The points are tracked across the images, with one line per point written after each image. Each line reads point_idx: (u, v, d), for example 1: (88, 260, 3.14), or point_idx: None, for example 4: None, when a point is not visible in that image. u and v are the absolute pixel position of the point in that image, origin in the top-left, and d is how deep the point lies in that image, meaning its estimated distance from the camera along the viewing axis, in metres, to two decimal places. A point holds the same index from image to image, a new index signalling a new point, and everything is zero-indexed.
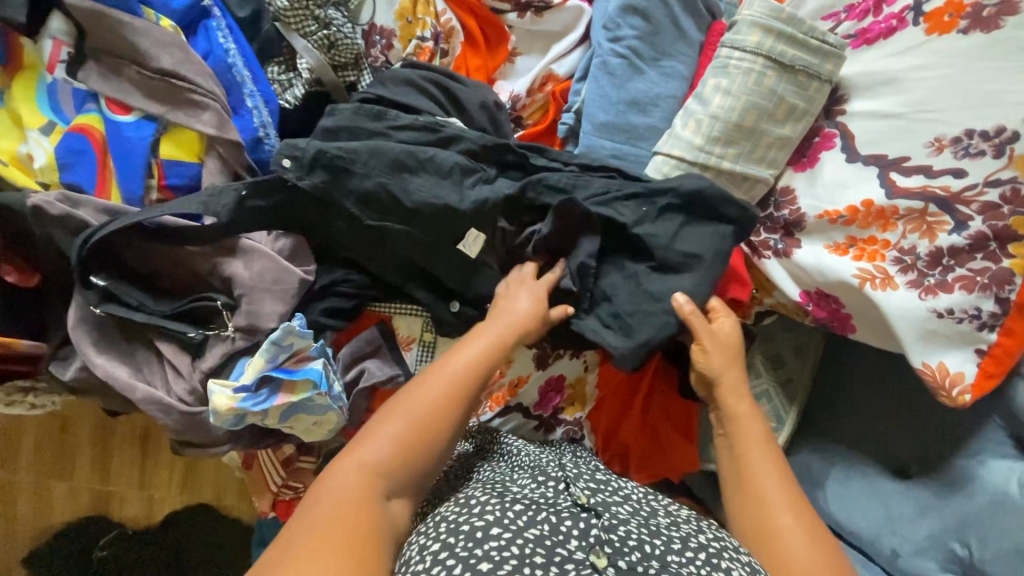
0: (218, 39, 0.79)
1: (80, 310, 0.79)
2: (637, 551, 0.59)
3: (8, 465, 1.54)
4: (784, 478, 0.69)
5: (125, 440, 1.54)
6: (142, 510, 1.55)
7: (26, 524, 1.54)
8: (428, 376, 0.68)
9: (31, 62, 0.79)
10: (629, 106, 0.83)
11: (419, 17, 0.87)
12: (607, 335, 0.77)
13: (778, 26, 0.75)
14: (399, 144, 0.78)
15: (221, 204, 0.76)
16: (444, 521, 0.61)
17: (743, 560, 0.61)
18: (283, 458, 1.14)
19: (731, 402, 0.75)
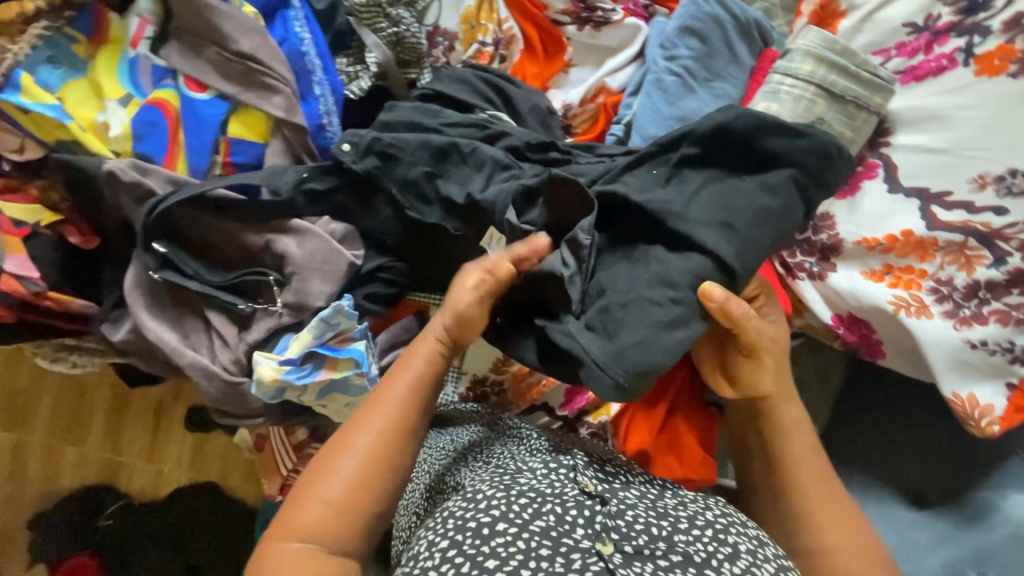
0: (295, 28, 0.82)
1: (137, 274, 0.83)
2: (643, 534, 0.61)
3: (23, 426, 1.56)
4: (826, 483, 0.72)
5: (140, 411, 1.57)
6: (149, 482, 1.57)
7: (32, 486, 1.55)
8: (374, 408, 0.69)
9: (116, 36, 0.84)
10: (679, 122, 0.86)
11: (482, 24, 0.91)
12: (585, 338, 0.65)
13: (831, 57, 0.78)
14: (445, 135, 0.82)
15: (283, 179, 0.81)
16: (451, 516, 0.63)
17: (751, 535, 0.66)
18: (297, 444, 1.14)
19: (778, 408, 0.75)
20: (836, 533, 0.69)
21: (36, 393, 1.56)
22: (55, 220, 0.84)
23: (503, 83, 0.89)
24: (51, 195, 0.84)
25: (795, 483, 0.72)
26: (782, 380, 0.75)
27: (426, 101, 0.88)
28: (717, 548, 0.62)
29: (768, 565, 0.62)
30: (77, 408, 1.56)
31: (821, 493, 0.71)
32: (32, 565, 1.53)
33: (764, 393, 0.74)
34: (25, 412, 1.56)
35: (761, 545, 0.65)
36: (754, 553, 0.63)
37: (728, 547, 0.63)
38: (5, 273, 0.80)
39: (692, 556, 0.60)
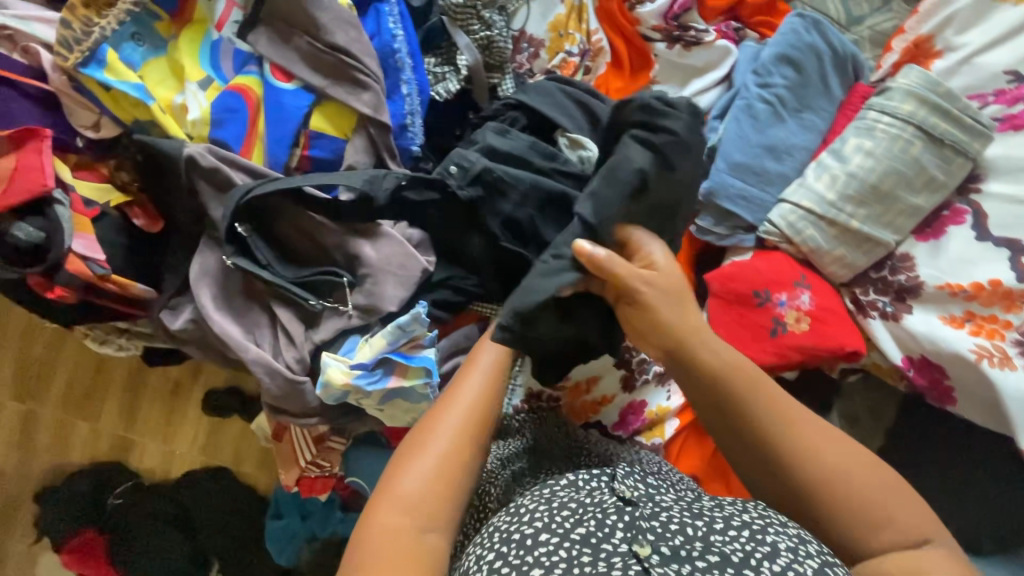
0: (388, 23, 0.80)
1: (207, 260, 0.81)
2: (679, 534, 0.54)
3: (33, 396, 1.42)
4: (791, 412, 0.65)
5: (156, 389, 1.42)
6: (160, 462, 1.43)
7: (39, 459, 1.43)
8: (448, 410, 0.69)
9: (200, 17, 0.81)
10: (766, 151, 0.86)
11: (570, 33, 0.90)
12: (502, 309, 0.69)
13: (934, 99, 0.78)
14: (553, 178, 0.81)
15: (382, 186, 0.78)
16: (497, 528, 0.59)
17: (791, 533, 0.57)
18: (317, 436, 1.11)
19: (697, 348, 0.66)
20: (831, 455, 0.63)
21: (48, 364, 1.42)
22: (123, 201, 0.81)
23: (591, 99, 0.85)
24: (121, 175, 0.80)
25: (771, 426, 0.64)
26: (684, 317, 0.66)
27: (508, 110, 0.85)
28: (755, 550, 0.53)
29: (812, 561, 0.53)
30: (92, 382, 1.42)
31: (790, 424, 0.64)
32: (39, 540, 1.42)
33: (687, 337, 0.65)
34: (37, 381, 1.42)
35: (806, 542, 0.56)
36: (796, 551, 0.54)
37: (768, 546, 0.54)
38: (71, 253, 0.75)
39: (729, 556, 0.52)
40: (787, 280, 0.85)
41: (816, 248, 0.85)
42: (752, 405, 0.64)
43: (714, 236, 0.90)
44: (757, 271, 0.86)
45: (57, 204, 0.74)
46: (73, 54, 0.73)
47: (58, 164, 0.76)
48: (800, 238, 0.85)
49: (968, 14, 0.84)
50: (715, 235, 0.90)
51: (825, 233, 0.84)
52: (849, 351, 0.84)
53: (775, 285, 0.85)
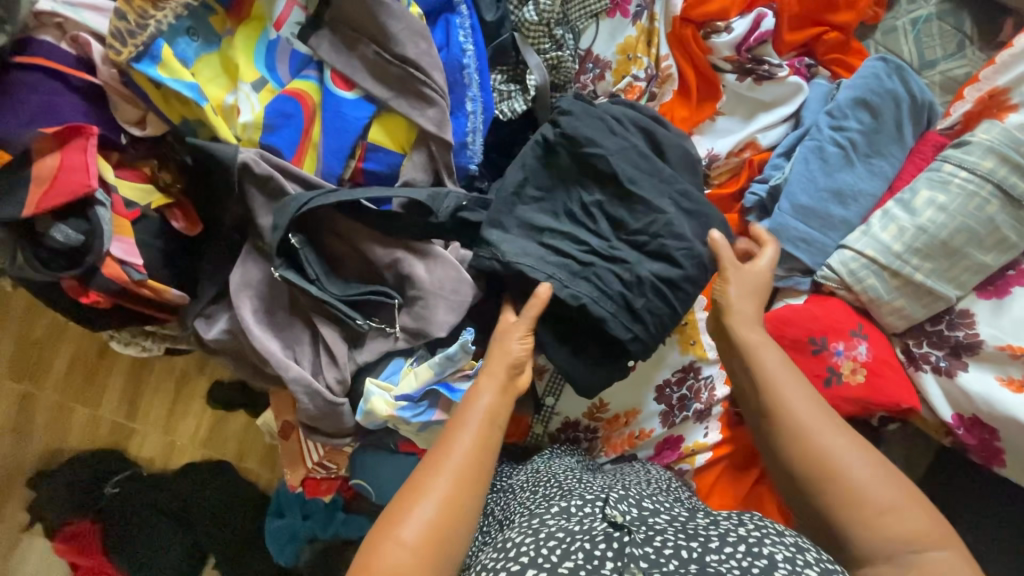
0: (458, 37, 0.76)
1: (250, 273, 0.77)
2: (673, 559, 0.54)
3: (33, 375, 1.35)
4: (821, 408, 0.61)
5: (161, 378, 1.37)
6: (160, 451, 1.38)
7: (35, 439, 1.35)
8: (452, 435, 0.61)
9: (258, 14, 0.76)
10: (832, 195, 0.84)
11: (638, 56, 0.87)
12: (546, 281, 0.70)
13: (1016, 158, 0.76)
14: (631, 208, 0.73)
15: (444, 205, 0.74)
16: (482, 568, 0.56)
17: (788, 541, 0.55)
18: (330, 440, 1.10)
19: (741, 333, 0.68)
20: (858, 460, 0.57)
21: (52, 343, 1.35)
22: (165, 202, 0.77)
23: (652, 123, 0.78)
24: (163, 175, 0.77)
25: (788, 417, 0.61)
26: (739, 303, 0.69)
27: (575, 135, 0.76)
28: (751, 565, 0.52)
29: (809, 570, 0.52)
30: (96, 365, 1.36)
31: (818, 419, 0.60)
32: (29, 527, 1.34)
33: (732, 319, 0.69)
34: (39, 360, 1.35)
35: (802, 551, 0.55)
36: (793, 561, 0.53)
37: (764, 559, 0.53)
38: (110, 257, 0.71)
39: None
40: (843, 328, 0.83)
41: (875, 298, 0.83)
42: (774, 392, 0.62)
43: (770, 276, 0.88)
44: (813, 317, 0.84)
45: (98, 206, 0.69)
46: (126, 48, 0.68)
47: (102, 163, 0.70)
48: (860, 287, 0.83)
49: None
50: None
51: (886, 284, 0.82)
52: (902, 406, 0.82)
53: (832, 333, 0.83)
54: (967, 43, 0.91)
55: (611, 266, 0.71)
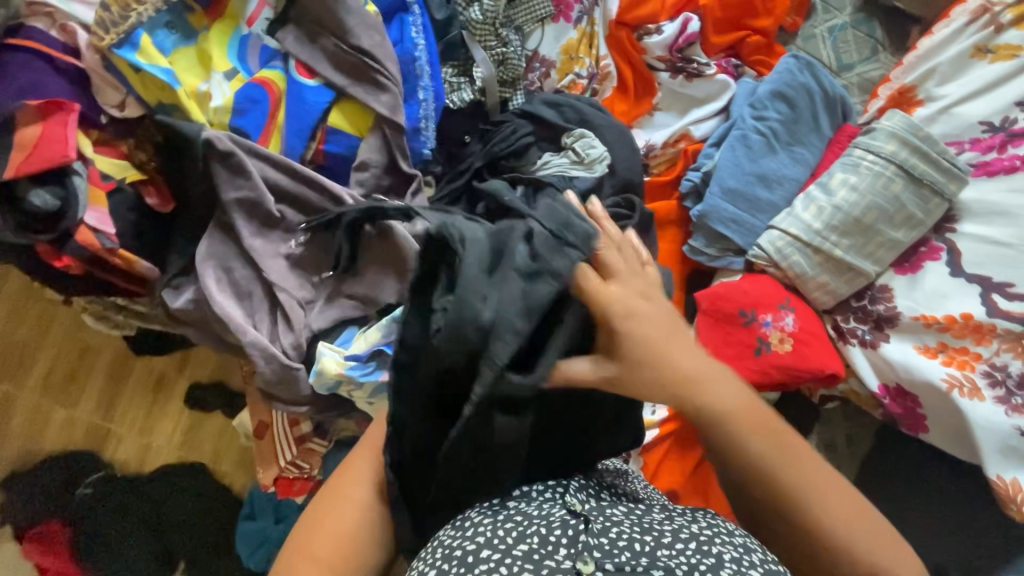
0: (411, 33, 0.86)
1: (211, 245, 0.83)
2: (626, 551, 0.53)
3: (14, 375, 1.34)
4: (775, 437, 0.59)
5: (139, 381, 1.37)
6: (134, 454, 1.36)
7: (9, 443, 1.33)
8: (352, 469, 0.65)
9: (232, 12, 0.84)
10: (757, 179, 0.91)
11: (580, 56, 0.96)
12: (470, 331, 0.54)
13: (915, 141, 0.84)
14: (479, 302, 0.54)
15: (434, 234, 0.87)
16: (438, 544, 0.56)
17: (736, 542, 0.56)
18: (299, 435, 1.08)
19: (702, 392, 0.58)
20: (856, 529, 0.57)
21: (36, 342, 1.35)
22: (139, 178, 0.83)
23: (589, 109, 0.91)
24: (139, 154, 0.83)
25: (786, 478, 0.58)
26: (667, 351, 0.58)
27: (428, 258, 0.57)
28: (700, 563, 0.53)
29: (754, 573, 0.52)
30: (76, 365, 1.36)
31: (778, 457, 0.58)
32: None
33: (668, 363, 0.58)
34: (18, 361, 1.34)
35: (750, 552, 0.55)
36: (739, 562, 0.54)
37: (712, 558, 0.53)
38: (83, 224, 0.77)
39: (674, 570, 0.52)
40: (772, 301, 0.89)
41: (800, 273, 0.89)
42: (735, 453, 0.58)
43: (705, 256, 0.94)
44: (743, 292, 0.89)
45: (74, 175, 0.76)
46: (108, 35, 0.77)
47: (79, 137, 0.78)
48: (787, 263, 0.89)
49: (948, 68, 0.89)
50: (706, 255, 0.94)
51: (810, 260, 0.88)
52: (826, 373, 0.87)
53: (761, 306, 0.89)
54: (880, 48, 1.01)
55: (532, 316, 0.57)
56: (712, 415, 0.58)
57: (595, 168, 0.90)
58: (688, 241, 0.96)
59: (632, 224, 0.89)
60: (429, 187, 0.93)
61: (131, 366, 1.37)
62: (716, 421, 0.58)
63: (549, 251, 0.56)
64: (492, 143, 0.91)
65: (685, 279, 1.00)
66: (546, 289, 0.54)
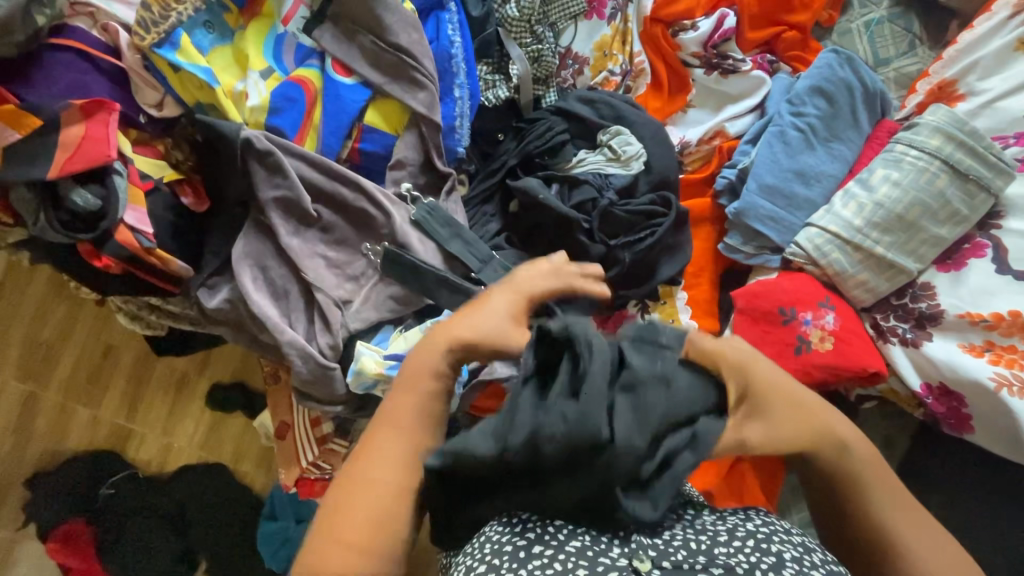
0: (447, 30, 0.85)
1: (248, 244, 0.83)
2: (682, 549, 0.53)
3: (39, 376, 1.34)
4: (898, 494, 0.60)
5: (163, 381, 1.37)
6: (157, 453, 1.36)
7: (35, 443, 1.33)
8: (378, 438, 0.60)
9: (268, 11, 0.84)
10: (795, 176, 0.90)
11: (614, 53, 0.95)
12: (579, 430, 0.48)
13: (960, 136, 0.83)
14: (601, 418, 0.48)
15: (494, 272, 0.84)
16: (486, 539, 0.55)
17: (795, 541, 0.55)
18: (320, 435, 1.06)
19: (836, 433, 0.60)
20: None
21: (61, 342, 1.35)
22: (175, 178, 0.83)
23: (624, 105, 0.91)
24: (175, 153, 0.83)
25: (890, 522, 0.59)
26: (794, 401, 0.59)
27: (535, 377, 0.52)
28: (760, 562, 0.52)
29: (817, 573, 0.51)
30: (100, 365, 1.36)
31: (896, 510, 0.59)
32: (24, 526, 1.32)
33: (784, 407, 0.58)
34: (44, 362, 1.34)
35: (810, 552, 0.54)
36: (800, 562, 0.52)
37: (773, 557, 0.52)
38: (122, 223, 0.77)
39: (734, 568, 0.51)
40: (812, 299, 0.87)
41: (840, 271, 0.87)
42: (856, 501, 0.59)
43: (741, 254, 0.94)
44: (782, 290, 0.88)
45: (114, 174, 0.76)
46: (149, 34, 0.76)
47: (120, 137, 0.78)
48: (826, 261, 0.87)
49: (991, 61, 0.88)
50: (743, 253, 0.93)
51: (850, 257, 0.87)
52: (869, 372, 0.85)
53: (800, 304, 0.87)
54: (917, 43, 0.99)
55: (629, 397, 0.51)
56: (852, 456, 0.60)
57: (632, 166, 0.89)
58: (723, 240, 0.95)
59: (668, 221, 0.88)
60: (462, 186, 0.93)
61: (155, 366, 1.38)
62: (852, 460, 0.60)
63: (643, 358, 0.53)
64: (527, 140, 0.90)
65: (719, 278, 0.99)
66: (657, 396, 0.51)
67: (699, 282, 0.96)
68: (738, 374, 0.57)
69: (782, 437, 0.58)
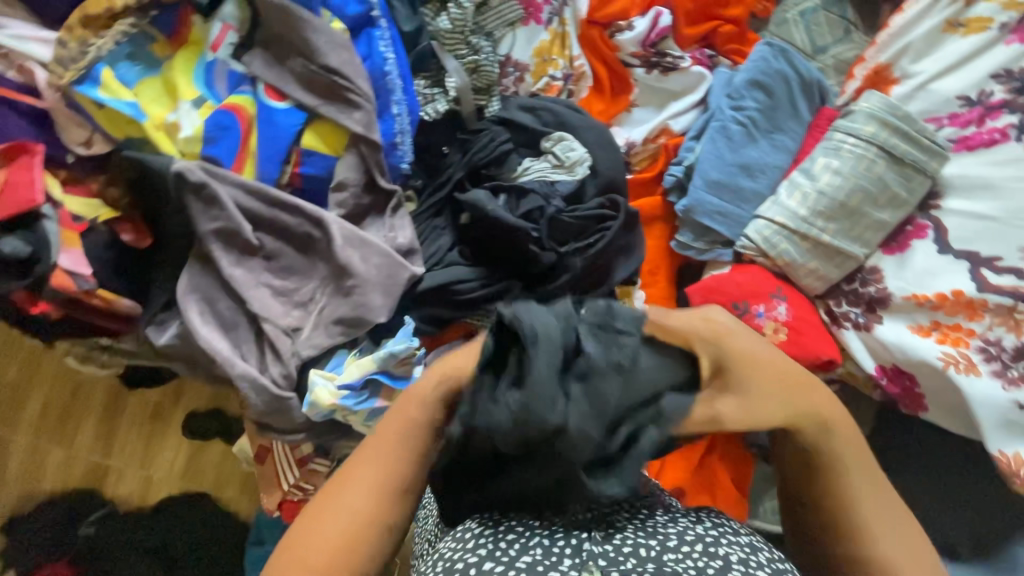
0: (379, 47, 0.84)
1: (192, 279, 0.81)
2: (631, 558, 0.51)
3: (6, 421, 1.31)
4: (877, 480, 0.55)
5: (135, 416, 1.35)
6: (136, 489, 1.34)
7: (6, 488, 1.30)
8: (359, 463, 0.56)
9: (196, 38, 0.82)
10: (740, 169, 0.90)
11: (554, 58, 0.95)
12: (526, 430, 0.45)
13: (893, 121, 0.84)
14: (551, 415, 0.45)
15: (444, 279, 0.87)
16: (438, 560, 0.54)
17: (743, 542, 0.55)
18: (299, 457, 1.04)
19: (807, 414, 0.54)
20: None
21: (26, 384, 1.31)
22: (112, 216, 0.81)
23: (566, 111, 0.90)
24: (112, 190, 0.81)
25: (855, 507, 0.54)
26: (791, 382, 0.53)
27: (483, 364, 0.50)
28: (707, 566, 0.51)
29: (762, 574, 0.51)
30: (70, 404, 1.33)
31: (868, 490, 0.55)
32: None
33: (780, 378, 0.52)
34: (9, 405, 1.31)
35: (757, 551, 0.55)
36: (747, 563, 0.53)
37: (720, 560, 0.52)
38: (58, 267, 0.76)
39: None
40: (764, 292, 0.88)
41: (790, 261, 0.88)
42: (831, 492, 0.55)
43: (693, 250, 0.94)
44: (735, 284, 0.89)
45: (45, 218, 0.76)
46: (68, 71, 0.75)
47: (47, 179, 0.78)
48: (775, 252, 0.88)
49: (922, 44, 0.89)
50: (694, 249, 0.94)
51: (798, 247, 0.87)
52: (822, 360, 0.86)
53: (753, 297, 0.88)
54: (852, 29, 1.00)
55: (584, 387, 0.47)
56: (834, 438, 0.54)
57: (577, 171, 0.89)
58: (675, 237, 0.95)
59: (618, 224, 0.88)
60: (411, 202, 0.93)
61: (127, 401, 1.34)
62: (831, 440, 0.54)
63: (599, 344, 0.48)
64: (472, 152, 0.90)
65: (675, 274, 0.99)
66: (612, 386, 0.47)
67: (656, 279, 0.96)
68: (713, 345, 0.50)
69: (768, 415, 0.52)
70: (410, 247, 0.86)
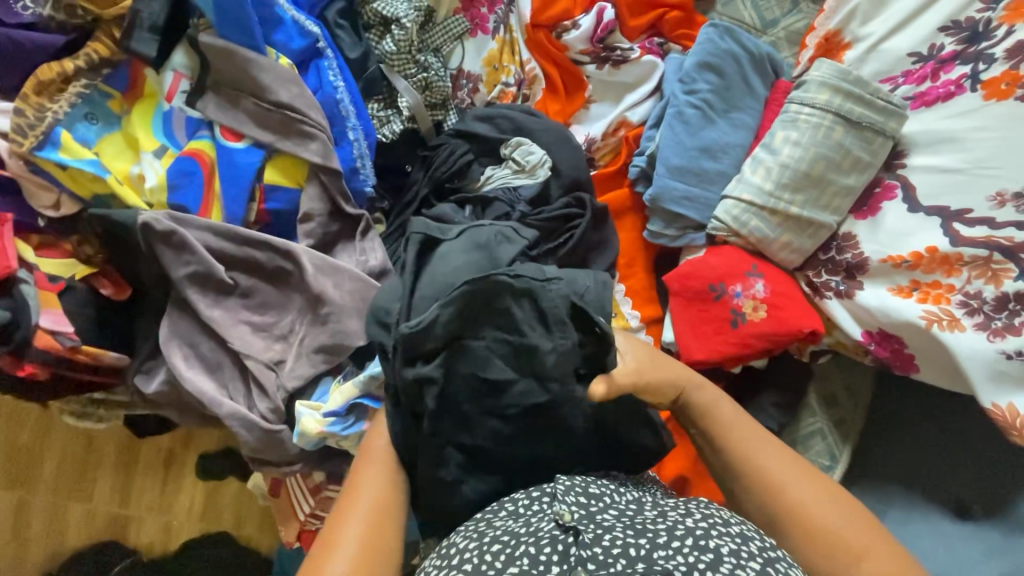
0: (329, 77, 0.86)
1: (173, 324, 0.83)
2: (620, 560, 0.52)
3: (25, 481, 1.33)
4: (763, 441, 0.71)
5: (149, 463, 1.34)
6: (158, 534, 1.34)
7: (34, 548, 1.32)
8: (360, 485, 0.69)
9: (151, 90, 0.84)
10: (701, 152, 0.90)
11: (505, 65, 0.96)
12: (384, 316, 0.76)
13: (846, 87, 0.84)
14: (393, 299, 0.76)
15: None
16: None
17: (733, 532, 0.55)
18: (313, 484, 1.03)
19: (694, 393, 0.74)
20: (831, 509, 0.65)
21: (40, 445, 1.33)
22: (89, 272, 0.83)
23: (521, 116, 0.91)
24: (85, 248, 0.83)
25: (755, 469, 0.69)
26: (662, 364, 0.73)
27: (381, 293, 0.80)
28: (699, 561, 0.51)
29: (754, 564, 0.52)
30: (85, 459, 1.33)
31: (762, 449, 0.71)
32: None
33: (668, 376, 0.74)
34: (26, 466, 1.32)
35: (748, 541, 0.55)
36: (738, 554, 0.53)
37: (711, 554, 0.52)
38: (39, 328, 0.77)
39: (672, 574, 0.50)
40: (739, 271, 0.88)
41: (762, 237, 0.87)
42: (741, 450, 0.70)
43: (667, 238, 0.94)
44: (711, 268, 0.89)
45: (22, 283, 0.77)
46: (28, 139, 0.78)
47: (19, 245, 0.80)
48: (747, 230, 0.88)
49: (869, 5, 0.88)
50: (667, 237, 0.93)
51: (769, 223, 0.87)
52: (807, 333, 0.85)
53: (729, 278, 0.88)
54: None
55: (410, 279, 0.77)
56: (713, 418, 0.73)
57: (538, 173, 0.89)
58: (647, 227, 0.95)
59: (585, 222, 0.88)
60: (380, 225, 0.93)
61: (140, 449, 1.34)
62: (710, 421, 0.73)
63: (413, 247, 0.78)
64: (433, 168, 0.90)
65: (653, 262, 0.99)
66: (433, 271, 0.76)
67: (634, 272, 0.97)
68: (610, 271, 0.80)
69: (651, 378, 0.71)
70: (383, 269, 0.87)
